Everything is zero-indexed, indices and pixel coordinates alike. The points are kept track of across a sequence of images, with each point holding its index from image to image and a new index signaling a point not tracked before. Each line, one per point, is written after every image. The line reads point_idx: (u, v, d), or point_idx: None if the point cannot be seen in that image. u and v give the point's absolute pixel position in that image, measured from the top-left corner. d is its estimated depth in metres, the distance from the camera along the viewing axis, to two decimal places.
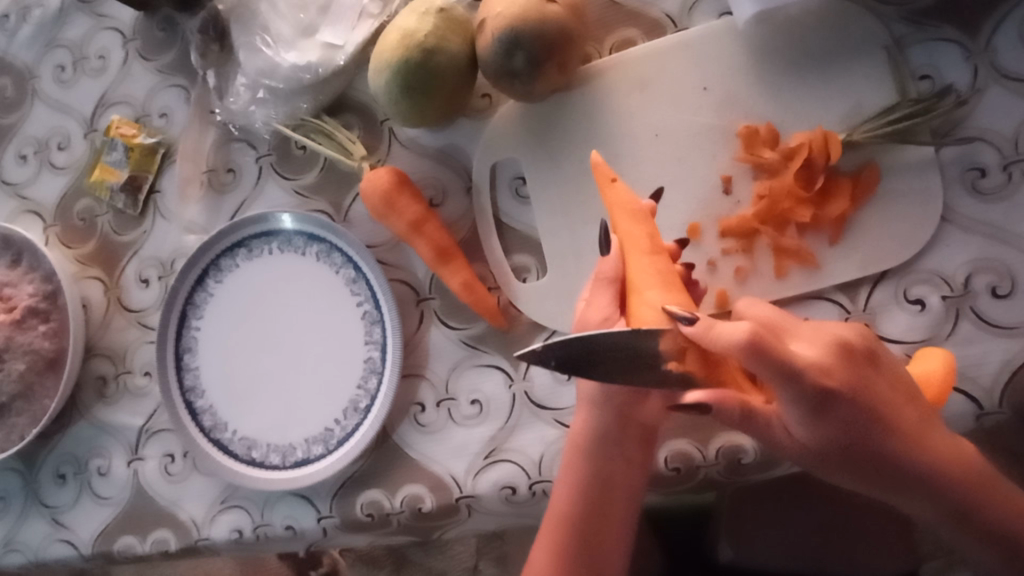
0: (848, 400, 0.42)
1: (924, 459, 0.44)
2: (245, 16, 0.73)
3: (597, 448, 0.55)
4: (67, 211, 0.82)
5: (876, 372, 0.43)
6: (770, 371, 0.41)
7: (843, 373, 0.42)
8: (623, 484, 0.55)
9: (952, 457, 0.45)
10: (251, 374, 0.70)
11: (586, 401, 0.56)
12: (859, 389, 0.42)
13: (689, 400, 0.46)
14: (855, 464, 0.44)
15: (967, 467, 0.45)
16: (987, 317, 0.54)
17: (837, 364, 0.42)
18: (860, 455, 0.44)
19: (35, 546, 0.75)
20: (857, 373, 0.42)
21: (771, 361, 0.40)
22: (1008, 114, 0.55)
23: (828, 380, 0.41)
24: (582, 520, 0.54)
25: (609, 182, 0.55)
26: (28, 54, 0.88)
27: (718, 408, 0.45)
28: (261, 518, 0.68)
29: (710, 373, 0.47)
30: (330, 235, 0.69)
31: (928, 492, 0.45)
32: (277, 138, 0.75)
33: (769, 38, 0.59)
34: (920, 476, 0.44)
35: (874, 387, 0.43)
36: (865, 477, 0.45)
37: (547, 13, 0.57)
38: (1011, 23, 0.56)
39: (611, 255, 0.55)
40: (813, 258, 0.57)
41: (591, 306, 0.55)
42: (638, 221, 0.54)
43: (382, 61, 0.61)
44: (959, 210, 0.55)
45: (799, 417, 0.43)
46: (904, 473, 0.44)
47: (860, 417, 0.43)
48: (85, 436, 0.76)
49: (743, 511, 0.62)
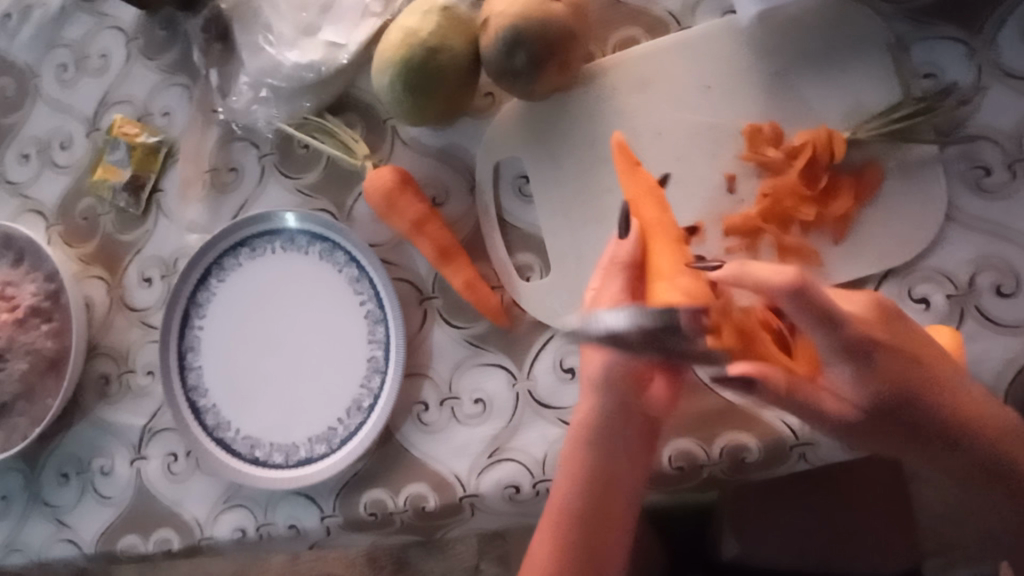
0: (888, 351, 0.45)
1: (959, 414, 0.47)
2: (247, 15, 0.73)
3: (599, 434, 0.55)
4: (68, 211, 0.82)
5: (914, 332, 0.47)
6: (814, 323, 0.45)
7: (884, 327, 0.46)
8: (623, 476, 0.55)
9: (987, 413, 0.47)
10: (254, 373, 0.70)
11: (590, 392, 0.56)
12: (898, 341, 0.46)
13: (734, 372, 0.47)
14: (897, 422, 0.47)
15: (1000, 423, 0.48)
16: (991, 315, 0.54)
17: (878, 320, 0.46)
18: (902, 411, 0.46)
19: (37, 547, 0.75)
20: (897, 328, 0.46)
21: (816, 311, 0.44)
22: (1011, 113, 0.55)
23: (869, 330, 0.45)
24: (585, 513, 0.54)
25: (634, 165, 0.58)
26: (30, 54, 0.88)
27: (763, 380, 0.47)
28: (264, 517, 0.68)
29: (746, 348, 0.48)
30: (333, 234, 0.69)
31: (964, 447, 0.47)
32: (278, 137, 0.75)
33: (771, 37, 0.59)
34: (956, 429, 0.47)
35: (913, 342, 0.46)
36: (907, 436, 0.48)
37: (549, 11, 0.57)
38: (1013, 22, 0.56)
39: (630, 237, 0.55)
40: (817, 256, 0.57)
41: (602, 292, 0.54)
42: (659, 209, 0.55)
43: (384, 61, 0.61)
44: (962, 208, 0.55)
45: (844, 371, 0.46)
46: (942, 429, 0.47)
47: (900, 370, 0.46)
48: (87, 436, 0.76)
49: (746, 512, 0.62)
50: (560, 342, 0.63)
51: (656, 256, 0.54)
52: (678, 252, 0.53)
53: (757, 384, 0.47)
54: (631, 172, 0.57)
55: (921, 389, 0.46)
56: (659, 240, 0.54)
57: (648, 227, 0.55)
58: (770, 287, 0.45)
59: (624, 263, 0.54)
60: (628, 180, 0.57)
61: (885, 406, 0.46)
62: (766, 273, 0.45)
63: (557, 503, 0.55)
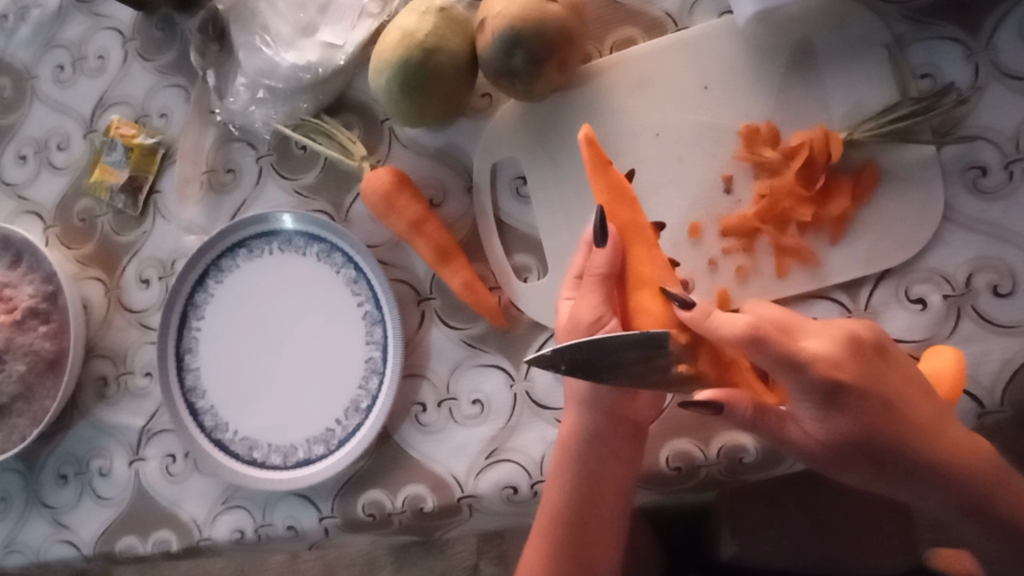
0: (856, 392, 0.43)
1: (937, 454, 0.45)
2: (244, 16, 0.73)
3: (584, 441, 0.55)
4: (67, 210, 0.82)
5: (890, 368, 0.45)
6: (774, 363, 0.43)
7: (856, 368, 0.43)
8: (610, 482, 0.55)
9: (964, 451, 0.46)
10: (249, 375, 0.70)
11: (575, 413, 0.56)
12: (871, 382, 0.44)
13: (700, 398, 0.46)
14: (868, 462, 0.45)
15: (978, 461, 0.46)
16: (988, 316, 0.54)
17: (849, 358, 0.44)
18: (873, 453, 0.44)
19: (35, 547, 0.75)
20: (869, 367, 0.44)
21: (776, 352, 0.43)
22: (1010, 113, 0.55)
23: (835, 371, 0.43)
24: (569, 516, 0.55)
25: (608, 165, 0.55)
26: (27, 54, 0.88)
27: (729, 408, 0.46)
28: (262, 518, 0.68)
29: (722, 375, 0.49)
30: (330, 235, 0.69)
31: (941, 487, 0.45)
32: (277, 137, 0.74)
33: (769, 37, 0.59)
34: (931, 471, 0.45)
35: (889, 381, 0.44)
36: (880, 476, 0.46)
37: (546, 12, 0.56)
38: (1012, 21, 0.56)
39: (608, 246, 0.53)
40: (814, 257, 0.57)
41: (582, 304, 0.55)
42: (632, 210, 0.55)
43: (382, 61, 0.61)
44: (960, 208, 0.55)
45: (809, 410, 0.45)
46: (917, 470, 0.45)
47: (870, 409, 0.44)
48: (86, 436, 0.76)
49: (743, 512, 0.62)
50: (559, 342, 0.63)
51: (636, 262, 0.53)
52: (656, 255, 0.54)
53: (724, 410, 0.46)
54: (601, 176, 0.55)
55: (892, 429, 0.44)
56: (638, 245, 0.54)
57: (625, 231, 0.54)
58: (729, 332, 0.45)
59: (600, 275, 0.54)
60: (599, 182, 0.55)
61: (851, 447, 0.44)
62: (719, 324, 0.45)
63: (544, 516, 0.56)
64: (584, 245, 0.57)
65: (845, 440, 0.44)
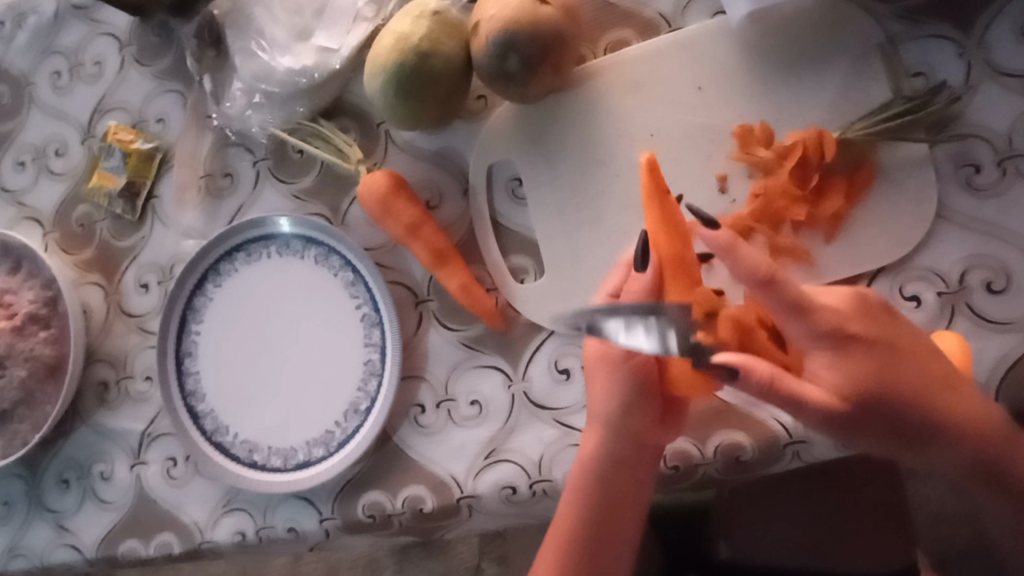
0: (861, 338, 0.46)
1: (945, 413, 0.46)
2: (240, 22, 0.74)
3: (603, 457, 0.55)
4: (65, 218, 0.83)
5: (901, 330, 0.48)
6: (785, 306, 0.46)
7: (862, 319, 0.47)
8: (631, 497, 0.55)
9: (973, 413, 0.47)
10: (251, 377, 0.70)
11: (599, 420, 0.57)
12: (877, 330, 0.47)
13: (716, 360, 0.45)
14: (885, 415, 0.45)
15: (990, 428, 0.47)
16: (981, 313, 0.54)
17: (857, 313, 0.47)
18: (884, 406, 0.45)
19: (39, 551, 0.75)
20: (875, 322, 0.47)
21: (788, 294, 0.46)
22: (1003, 109, 0.55)
23: (843, 319, 0.47)
24: (589, 530, 0.54)
25: (664, 194, 0.55)
26: (24, 62, 0.88)
27: (745, 371, 0.44)
28: (263, 521, 0.68)
29: (744, 343, 0.47)
30: (328, 238, 0.69)
31: (950, 448, 0.46)
32: (273, 142, 0.75)
33: (761, 38, 0.60)
34: (943, 429, 0.46)
35: (895, 335, 0.47)
36: (895, 434, 0.46)
37: (539, 16, 0.57)
38: (1003, 19, 0.56)
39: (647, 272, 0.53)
40: (810, 256, 0.57)
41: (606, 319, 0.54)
42: (676, 244, 0.54)
43: (377, 65, 0.61)
44: (953, 206, 0.55)
45: (822, 357, 0.46)
46: (926, 425, 0.46)
47: (876, 356, 0.46)
48: (87, 440, 0.77)
49: (741, 509, 0.61)
50: (557, 344, 0.63)
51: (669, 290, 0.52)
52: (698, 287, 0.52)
53: (739, 376, 0.44)
54: (656, 200, 0.55)
55: (901, 382, 0.46)
56: (675, 275, 0.53)
57: (665, 261, 0.53)
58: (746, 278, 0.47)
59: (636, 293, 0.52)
60: (653, 206, 0.55)
61: (867, 395, 0.45)
62: (746, 256, 0.46)
63: (558, 526, 0.55)
64: (624, 265, 0.57)
65: (859, 388, 0.45)
